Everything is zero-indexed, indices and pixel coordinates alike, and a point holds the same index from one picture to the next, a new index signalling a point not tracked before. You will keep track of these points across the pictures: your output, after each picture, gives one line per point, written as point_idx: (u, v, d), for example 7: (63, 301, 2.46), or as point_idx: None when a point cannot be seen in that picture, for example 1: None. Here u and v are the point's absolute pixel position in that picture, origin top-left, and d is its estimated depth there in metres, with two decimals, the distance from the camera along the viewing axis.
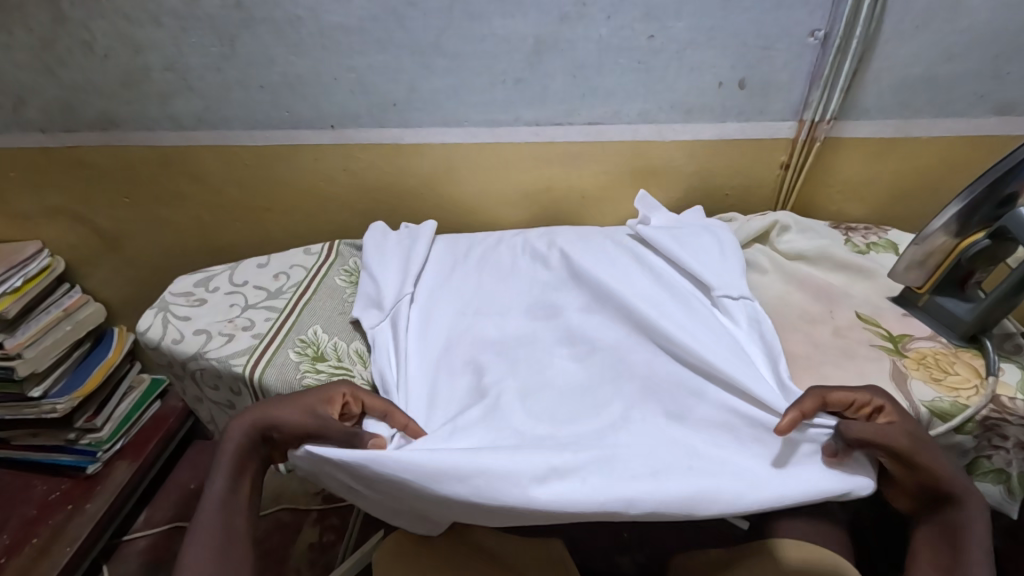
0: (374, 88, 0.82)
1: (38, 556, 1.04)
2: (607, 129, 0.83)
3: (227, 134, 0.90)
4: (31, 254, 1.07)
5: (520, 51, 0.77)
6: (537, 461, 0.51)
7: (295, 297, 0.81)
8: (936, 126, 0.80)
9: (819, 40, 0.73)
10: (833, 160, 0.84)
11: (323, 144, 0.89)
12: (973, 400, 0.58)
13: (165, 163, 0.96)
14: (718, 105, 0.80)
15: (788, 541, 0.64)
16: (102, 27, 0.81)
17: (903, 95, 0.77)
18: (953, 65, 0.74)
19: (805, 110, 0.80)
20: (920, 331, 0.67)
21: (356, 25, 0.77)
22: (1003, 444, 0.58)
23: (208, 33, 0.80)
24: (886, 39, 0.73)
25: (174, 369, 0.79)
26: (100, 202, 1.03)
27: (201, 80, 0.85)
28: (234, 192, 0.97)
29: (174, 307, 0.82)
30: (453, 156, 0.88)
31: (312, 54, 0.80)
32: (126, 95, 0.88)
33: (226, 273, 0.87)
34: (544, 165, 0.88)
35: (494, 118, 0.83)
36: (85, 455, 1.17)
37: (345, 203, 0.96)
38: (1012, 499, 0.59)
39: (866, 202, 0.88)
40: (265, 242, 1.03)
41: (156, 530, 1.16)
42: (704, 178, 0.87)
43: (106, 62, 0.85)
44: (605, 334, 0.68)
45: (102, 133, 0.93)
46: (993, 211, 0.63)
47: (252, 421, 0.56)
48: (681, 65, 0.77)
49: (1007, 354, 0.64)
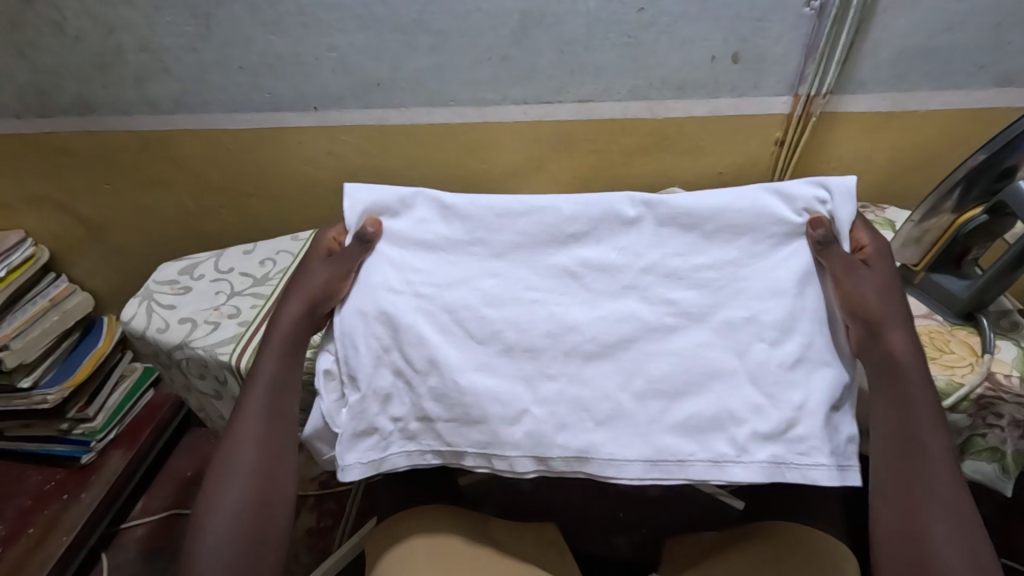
0: (355, 67, 0.80)
1: (35, 546, 1.05)
2: (598, 107, 0.81)
3: (208, 117, 0.88)
4: (14, 244, 1.05)
5: (505, 26, 0.74)
6: (579, 254, 0.61)
7: (281, 285, 0.79)
8: (934, 98, 0.77)
9: (815, 10, 0.71)
10: (830, 136, 0.82)
11: (306, 126, 0.87)
12: (969, 378, 0.57)
13: (146, 148, 0.93)
14: (712, 79, 0.78)
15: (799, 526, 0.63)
16: (72, 6, 0.78)
17: (900, 66, 0.75)
18: (952, 35, 0.72)
19: (800, 84, 0.77)
20: (916, 309, 0.66)
21: (336, 2, 0.74)
22: (997, 422, 0.59)
23: (183, 12, 0.77)
24: (885, 8, 0.71)
25: (160, 358, 0.79)
26: (81, 189, 1.01)
27: (178, 61, 0.82)
28: (217, 176, 0.95)
29: (158, 296, 0.80)
30: (441, 138, 0.86)
31: (291, 32, 0.77)
32: (101, 77, 0.85)
33: (211, 260, 0.86)
34: (532, 143, 0.85)
35: (482, 97, 0.81)
36: (78, 445, 1.16)
37: (333, 187, 0.94)
38: (1006, 476, 0.60)
39: (862, 178, 0.86)
40: (253, 228, 1.01)
41: (152, 518, 1.16)
42: (700, 155, 0.85)
43: (79, 43, 0.82)
44: (689, 209, 0.60)
45: (79, 118, 0.91)
46: (992, 184, 0.60)
47: (323, 252, 0.64)
48: (672, 38, 0.74)
49: (1003, 331, 0.62)
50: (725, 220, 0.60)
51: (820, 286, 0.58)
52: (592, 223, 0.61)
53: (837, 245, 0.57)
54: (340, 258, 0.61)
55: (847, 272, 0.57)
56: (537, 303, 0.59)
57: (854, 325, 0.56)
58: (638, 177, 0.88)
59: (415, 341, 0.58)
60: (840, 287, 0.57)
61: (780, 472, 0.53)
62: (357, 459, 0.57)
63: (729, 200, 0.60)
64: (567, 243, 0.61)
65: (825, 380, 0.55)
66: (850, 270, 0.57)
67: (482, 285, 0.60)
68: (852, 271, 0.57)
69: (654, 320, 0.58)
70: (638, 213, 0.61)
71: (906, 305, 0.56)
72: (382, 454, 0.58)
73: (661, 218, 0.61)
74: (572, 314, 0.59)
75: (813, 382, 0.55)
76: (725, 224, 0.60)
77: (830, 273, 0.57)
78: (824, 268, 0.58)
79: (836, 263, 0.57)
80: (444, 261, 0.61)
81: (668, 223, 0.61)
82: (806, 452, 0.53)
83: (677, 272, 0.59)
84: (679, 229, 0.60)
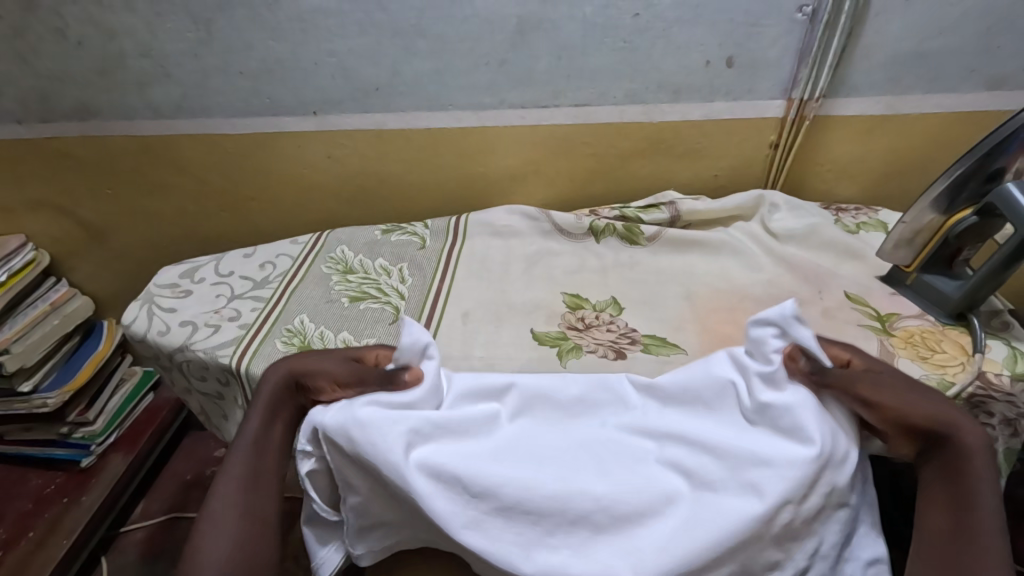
0: (355, 72, 0.81)
1: (35, 549, 1.05)
2: (595, 111, 0.82)
3: (209, 122, 0.88)
4: (15, 248, 1.06)
5: (503, 31, 0.75)
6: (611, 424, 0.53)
7: (282, 288, 0.80)
8: (926, 102, 0.79)
9: (807, 15, 0.72)
10: (824, 140, 0.83)
11: (306, 131, 0.88)
12: (960, 377, 0.58)
13: (146, 153, 0.94)
14: (707, 84, 0.79)
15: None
16: (74, 13, 0.79)
17: (892, 71, 0.76)
18: (942, 39, 0.73)
19: (794, 89, 0.78)
20: (908, 309, 0.67)
21: (336, 8, 0.75)
22: (989, 421, 0.59)
23: (184, 18, 0.78)
24: (876, 13, 0.72)
25: (161, 361, 0.79)
26: (82, 194, 1.01)
27: (179, 67, 0.83)
28: (217, 181, 0.96)
29: (159, 299, 0.81)
30: (440, 142, 0.87)
31: (291, 37, 0.78)
32: (103, 82, 0.86)
33: (212, 263, 0.86)
34: (530, 146, 0.86)
35: (480, 101, 0.82)
36: (77, 449, 1.17)
37: (333, 191, 0.94)
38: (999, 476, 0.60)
39: (856, 182, 0.87)
40: (253, 232, 1.02)
41: (152, 521, 1.15)
42: (696, 158, 0.86)
43: (80, 49, 0.83)
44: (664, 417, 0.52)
45: (81, 124, 0.91)
46: (981, 187, 0.62)
47: (335, 355, 0.60)
48: (667, 43, 0.75)
49: (994, 330, 0.63)
50: (700, 394, 0.52)
51: (832, 409, 0.50)
52: (602, 399, 0.55)
53: (836, 372, 0.50)
54: (354, 368, 0.58)
55: (862, 396, 0.49)
56: (542, 429, 0.53)
57: (903, 439, 0.48)
58: (635, 181, 0.89)
59: (412, 489, 0.48)
60: (857, 402, 0.49)
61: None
62: (367, 546, 0.56)
63: (688, 375, 0.53)
64: (574, 409, 0.55)
65: (840, 524, 0.47)
66: (858, 390, 0.49)
67: (483, 438, 0.52)
68: (863, 382, 0.49)
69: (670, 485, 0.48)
70: (637, 399, 0.55)
71: (939, 399, 0.49)
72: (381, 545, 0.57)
73: (660, 399, 0.54)
74: (585, 484, 0.48)
75: (829, 525, 0.47)
76: (699, 395, 0.52)
77: (842, 396, 0.49)
78: (832, 394, 0.50)
79: (841, 386, 0.49)
80: (464, 420, 0.52)
81: (668, 406, 0.53)
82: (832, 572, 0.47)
83: (673, 461, 0.50)
84: (680, 409, 0.53)
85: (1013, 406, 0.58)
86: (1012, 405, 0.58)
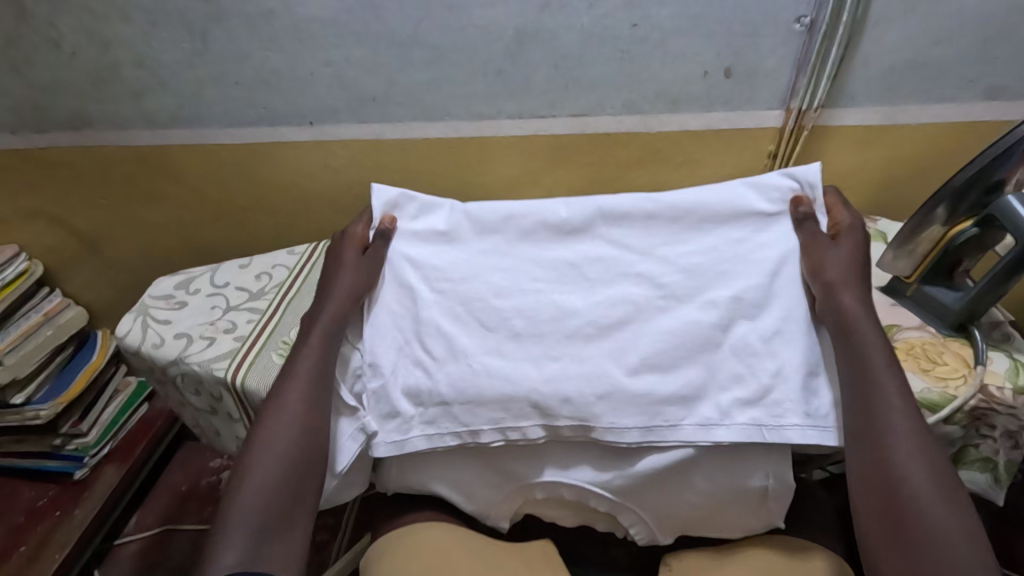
0: (351, 82, 0.80)
1: (27, 563, 1.04)
2: (592, 121, 0.82)
3: (204, 131, 0.88)
4: (7, 259, 1.04)
5: (500, 41, 0.75)
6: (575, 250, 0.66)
7: (278, 299, 0.79)
8: (924, 113, 0.78)
9: (805, 26, 0.72)
10: (822, 149, 0.83)
11: (302, 141, 0.87)
12: (962, 390, 0.58)
13: (141, 163, 0.93)
14: (705, 93, 0.79)
15: (792, 537, 0.62)
16: (68, 23, 0.79)
17: (890, 81, 0.76)
18: (940, 49, 0.73)
19: (792, 98, 0.78)
20: (908, 320, 0.66)
21: (332, 18, 0.75)
22: (990, 433, 0.59)
23: (179, 28, 0.77)
24: (873, 24, 0.72)
25: (155, 374, 0.78)
26: (76, 203, 1.00)
27: (174, 77, 0.82)
28: (213, 190, 0.95)
29: (154, 311, 0.80)
30: (437, 151, 0.86)
31: (288, 48, 0.78)
32: (98, 93, 0.85)
33: (207, 274, 0.85)
34: (526, 155, 0.86)
35: (477, 111, 0.82)
36: (71, 461, 1.15)
37: (329, 201, 0.94)
38: (997, 485, 0.61)
39: (853, 191, 0.87)
40: (249, 242, 1.01)
41: (147, 534, 1.15)
42: (695, 166, 0.86)
43: (74, 59, 0.82)
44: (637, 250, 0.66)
45: (75, 133, 0.91)
46: (982, 197, 0.61)
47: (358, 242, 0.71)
48: (665, 53, 0.75)
49: (996, 342, 0.63)
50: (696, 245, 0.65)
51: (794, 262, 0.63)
52: (588, 223, 0.68)
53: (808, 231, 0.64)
54: (371, 256, 0.69)
55: (806, 249, 0.63)
56: (538, 294, 0.65)
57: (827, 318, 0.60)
58: (633, 189, 0.89)
59: (435, 334, 0.64)
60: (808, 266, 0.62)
61: (759, 433, 0.56)
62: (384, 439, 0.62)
63: (708, 197, 0.67)
64: (568, 237, 0.68)
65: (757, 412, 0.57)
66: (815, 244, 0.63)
67: (482, 291, 0.65)
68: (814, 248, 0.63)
69: (648, 303, 0.63)
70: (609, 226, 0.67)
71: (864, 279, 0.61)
72: (405, 436, 0.62)
73: (635, 222, 0.67)
74: (572, 300, 0.64)
75: (789, 351, 0.59)
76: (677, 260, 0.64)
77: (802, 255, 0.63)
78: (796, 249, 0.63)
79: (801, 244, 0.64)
80: (457, 259, 0.68)
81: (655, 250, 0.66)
82: (782, 414, 0.57)
83: (667, 258, 0.65)
84: (663, 224, 0.67)
85: (1015, 419, 0.58)
86: (1014, 419, 0.58)
